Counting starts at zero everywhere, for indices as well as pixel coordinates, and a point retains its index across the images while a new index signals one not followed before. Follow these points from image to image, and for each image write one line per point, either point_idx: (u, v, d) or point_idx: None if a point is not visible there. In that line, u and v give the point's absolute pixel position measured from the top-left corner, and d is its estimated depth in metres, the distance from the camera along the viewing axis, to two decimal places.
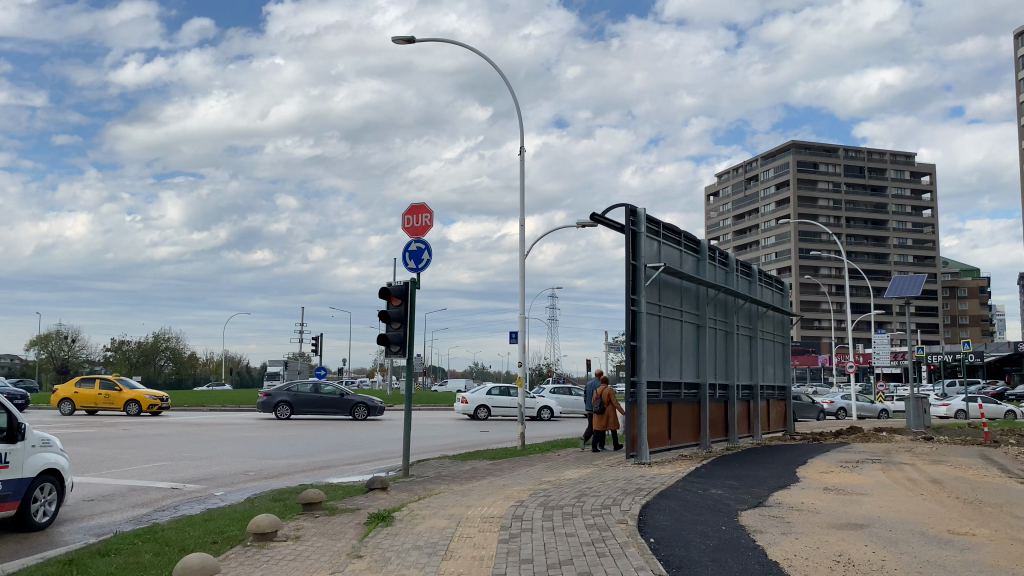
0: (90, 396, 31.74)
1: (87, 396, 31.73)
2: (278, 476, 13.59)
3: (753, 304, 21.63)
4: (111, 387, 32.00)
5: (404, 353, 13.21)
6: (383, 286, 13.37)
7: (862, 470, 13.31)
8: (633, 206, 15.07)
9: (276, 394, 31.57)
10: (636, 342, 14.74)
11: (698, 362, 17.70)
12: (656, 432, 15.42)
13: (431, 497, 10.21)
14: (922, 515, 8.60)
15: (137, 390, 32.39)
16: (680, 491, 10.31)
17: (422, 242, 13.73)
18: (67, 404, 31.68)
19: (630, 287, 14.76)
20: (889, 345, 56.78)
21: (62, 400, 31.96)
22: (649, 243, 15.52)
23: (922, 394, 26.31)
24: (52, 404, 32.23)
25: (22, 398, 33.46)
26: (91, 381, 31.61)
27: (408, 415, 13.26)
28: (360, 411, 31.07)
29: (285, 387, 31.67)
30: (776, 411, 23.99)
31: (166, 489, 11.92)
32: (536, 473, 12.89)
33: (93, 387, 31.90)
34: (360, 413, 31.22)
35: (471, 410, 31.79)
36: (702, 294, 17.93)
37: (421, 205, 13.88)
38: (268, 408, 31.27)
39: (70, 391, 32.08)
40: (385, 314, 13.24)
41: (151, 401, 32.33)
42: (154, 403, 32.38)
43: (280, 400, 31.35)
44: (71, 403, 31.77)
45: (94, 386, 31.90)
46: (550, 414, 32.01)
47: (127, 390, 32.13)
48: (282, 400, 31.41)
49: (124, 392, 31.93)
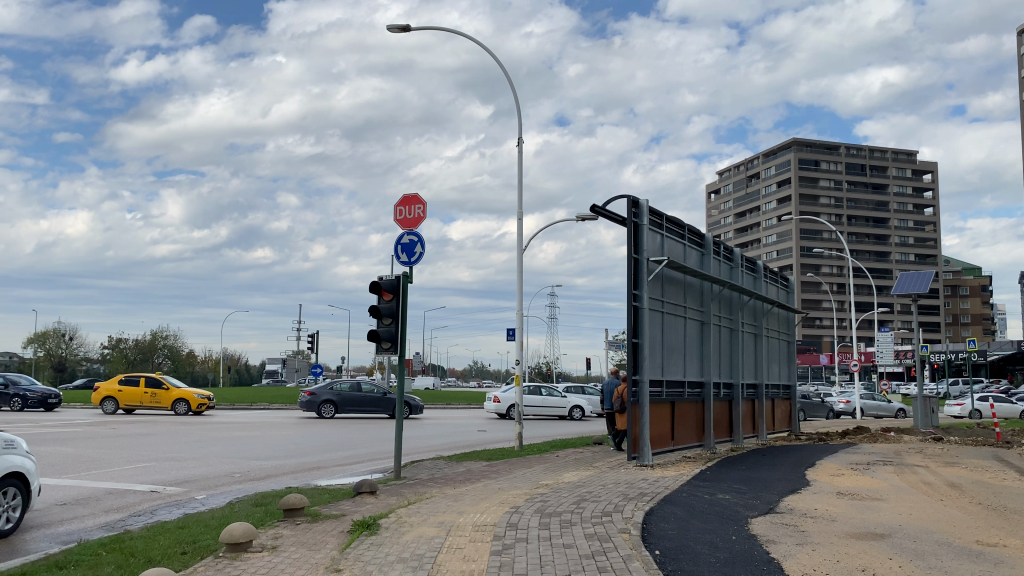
0: (135, 394, 31.54)
1: (132, 394, 31.54)
2: (265, 479, 13.03)
3: (758, 301, 21.05)
4: (157, 385, 31.78)
5: (395, 350, 12.60)
6: (374, 280, 12.80)
7: (875, 473, 12.75)
8: (635, 198, 14.49)
9: (319, 393, 31.05)
10: (638, 339, 14.17)
11: (702, 361, 17.13)
12: (660, 433, 14.88)
13: (421, 501, 9.67)
14: (946, 523, 8.03)
15: (183, 388, 32.15)
16: (686, 497, 9.76)
17: (415, 234, 13.17)
18: (111, 402, 31.53)
19: (632, 282, 14.21)
20: (892, 344, 56.17)
21: (106, 397, 31.77)
22: (652, 237, 14.95)
23: (930, 394, 25.72)
24: (94, 401, 31.97)
25: (54, 397, 32.93)
26: (137, 379, 31.37)
27: (400, 416, 12.64)
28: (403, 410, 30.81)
29: (327, 387, 31.20)
30: (782, 411, 23.43)
31: (145, 493, 11.36)
32: (533, 476, 12.34)
33: (138, 384, 31.64)
34: (402, 412, 31.10)
35: (505, 410, 31.19)
36: (706, 290, 17.37)
37: (413, 196, 13.32)
38: (311, 407, 30.79)
39: (114, 389, 31.91)
40: (376, 309, 12.67)
41: (198, 400, 32.15)
42: (202, 402, 32.25)
43: (323, 399, 30.85)
44: (115, 401, 31.60)
45: (140, 383, 31.66)
46: (582, 414, 31.67)
47: (175, 390, 31.96)
48: (325, 400, 30.90)
49: (171, 390, 31.66)
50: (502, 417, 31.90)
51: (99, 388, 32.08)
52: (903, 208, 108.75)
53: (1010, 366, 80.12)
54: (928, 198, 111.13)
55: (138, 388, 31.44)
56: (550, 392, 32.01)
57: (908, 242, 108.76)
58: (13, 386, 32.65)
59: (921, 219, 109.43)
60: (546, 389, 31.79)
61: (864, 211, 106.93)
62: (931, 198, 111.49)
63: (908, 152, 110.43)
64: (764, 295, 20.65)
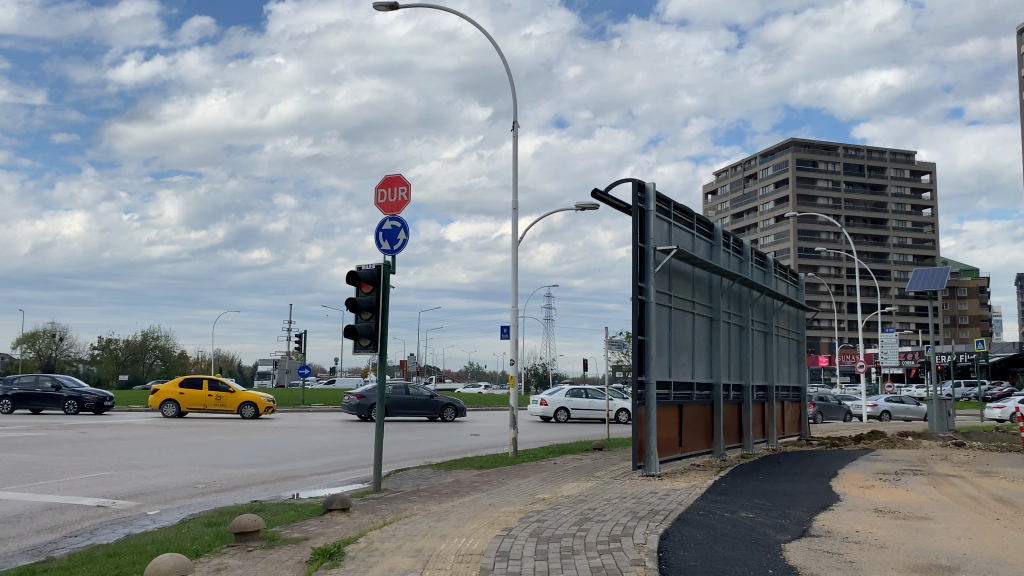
0: (198, 397, 30.41)
1: (194, 397, 30.37)
2: (231, 491, 11.77)
3: (768, 298, 19.80)
4: (221, 387, 30.75)
5: (376, 348, 11.31)
6: (352, 270, 11.51)
7: (908, 485, 11.44)
8: (640, 181, 13.21)
9: (369, 396, 29.82)
10: (643, 336, 12.88)
11: (711, 360, 15.87)
12: (666, 439, 13.56)
13: (400, 521, 8.39)
14: (1018, 551, 6.76)
15: (248, 392, 31.22)
16: (703, 516, 8.47)
17: (397, 219, 11.89)
18: (172, 405, 30.34)
19: (637, 273, 12.91)
20: (898, 344, 54.81)
21: (166, 399, 30.55)
22: (659, 224, 13.65)
23: (947, 395, 24.51)
24: (151, 404, 30.60)
25: (109, 400, 32.02)
26: (201, 382, 30.32)
27: (380, 421, 11.32)
28: (450, 412, 30.20)
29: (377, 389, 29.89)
30: (792, 414, 22.12)
31: (91, 509, 10.05)
32: (529, 488, 11.07)
33: (200, 387, 30.57)
34: (449, 413, 30.27)
35: (551, 413, 30.09)
36: (715, 285, 16.12)
37: (396, 177, 12.06)
38: (362, 411, 29.48)
39: (175, 391, 30.70)
40: (354, 302, 11.38)
41: (265, 404, 31.54)
42: (267, 405, 31.58)
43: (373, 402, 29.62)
44: (177, 404, 30.40)
45: (202, 387, 30.59)
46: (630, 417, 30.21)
47: (240, 392, 30.95)
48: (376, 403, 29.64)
49: (237, 394, 30.71)
50: (547, 420, 30.74)
51: (157, 390, 30.65)
52: (903, 209, 107.66)
53: (1012, 368, 78.94)
54: (927, 199, 110.12)
55: (201, 391, 30.32)
56: (596, 394, 30.47)
57: (907, 243, 107.71)
58: (62, 389, 31.16)
59: (920, 219, 108.39)
60: (592, 391, 30.32)
61: (864, 211, 105.86)
62: (931, 199, 110.42)
63: (908, 152, 109.28)
64: (775, 291, 19.41)
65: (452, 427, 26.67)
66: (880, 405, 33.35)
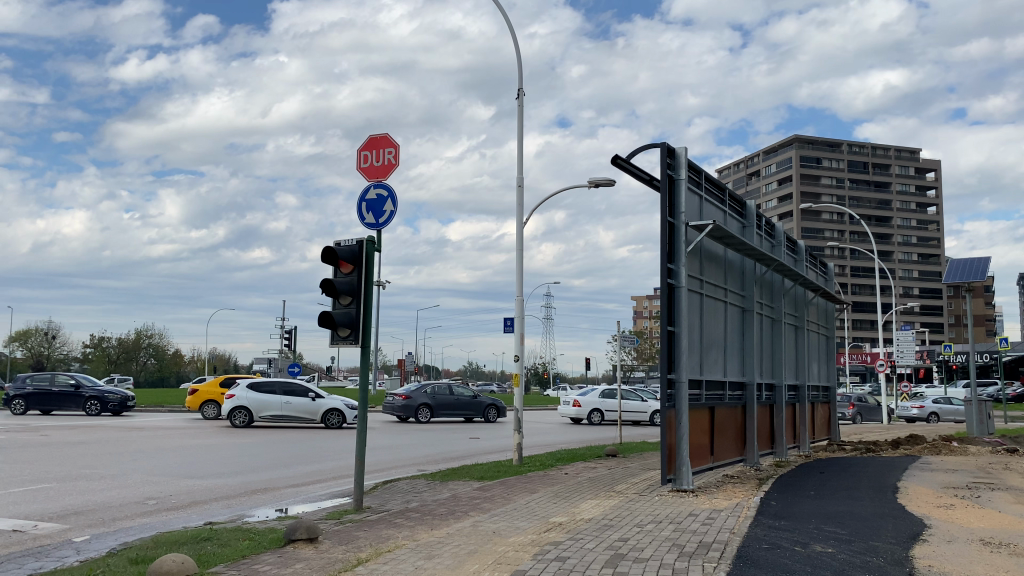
0: None
1: None
2: (185, 511, 9.96)
3: (800, 288, 17.94)
4: None
5: (358, 338, 9.42)
6: (328, 247, 9.64)
7: (993, 504, 9.55)
8: (670, 146, 11.34)
9: (413, 396, 27.99)
10: (673, 327, 11.04)
11: (743, 356, 14.02)
12: (698, 446, 11.71)
13: (378, 559, 6.48)
14: None
15: None
16: (771, 552, 6.54)
17: (384, 186, 10.02)
18: (214, 407, 28.89)
19: (667, 253, 11.03)
20: (915, 343, 52.64)
21: (207, 401, 29.09)
22: (690, 196, 11.76)
23: (986, 397, 22.65)
24: (189, 405, 29.07)
25: (131, 400, 31.49)
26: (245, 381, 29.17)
27: (362, 428, 9.44)
28: (495, 413, 28.90)
29: (423, 390, 28.15)
30: (822, 417, 20.24)
31: (3, 535, 8.18)
32: (540, 508, 9.17)
33: None
34: (493, 414, 28.87)
35: (584, 415, 28.10)
36: (746, 271, 14.31)
37: (383, 137, 10.20)
38: (405, 412, 27.70)
39: (214, 392, 29.32)
40: (331, 285, 9.51)
41: None
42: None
43: (418, 403, 27.84)
44: (219, 405, 28.95)
45: None
46: None
47: None
48: (421, 404, 27.89)
49: None
50: (579, 422, 28.80)
51: (195, 391, 29.30)
52: (909, 207, 105.70)
53: None
54: (932, 197, 108.24)
55: None
56: (629, 394, 28.63)
57: (912, 241, 105.73)
58: (83, 388, 30.54)
59: (926, 218, 106.44)
60: (628, 391, 28.46)
61: (870, 209, 103.85)
62: (935, 197, 108.55)
63: (913, 150, 107.42)
64: (809, 280, 17.56)
65: (461, 431, 24.73)
66: (929, 405, 31.78)
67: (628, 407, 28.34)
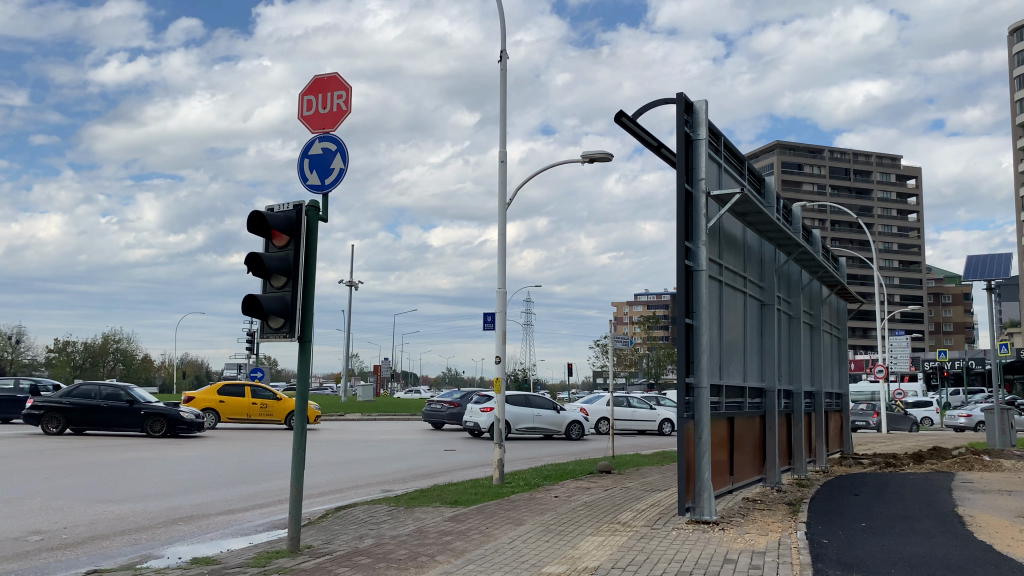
0: (241, 406, 26.88)
1: (236, 406, 26.79)
2: (71, 552, 7.74)
3: (814, 283, 15.99)
4: (265, 395, 27.13)
5: (294, 329, 7.29)
6: (256, 213, 7.49)
7: None
8: (687, 99, 9.36)
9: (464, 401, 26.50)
10: (691, 319, 9.02)
11: (763, 358, 12.04)
12: (717, 464, 9.69)
13: None
14: None
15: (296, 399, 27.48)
16: None
17: (331, 139, 7.89)
18: (211, 416, 26.60)
19: (683, 229, 9.04)
20: (906, 349, 51.04)
21: (204, 409, 26.72)
22: (708, 163, 9.75)
23: (1008, 406, 20.82)
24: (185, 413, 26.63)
25: None
26: (244, 389, 26.77)
27: (300, 447, 7.28)
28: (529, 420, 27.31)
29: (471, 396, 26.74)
30: (835, 427, 18.26)
31: None
32: (528, 550, 7.06)
33: (242, 395, 26.97)
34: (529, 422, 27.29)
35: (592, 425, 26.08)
36: (764, 258, 12.36)
37: (331, 78, 8.10)
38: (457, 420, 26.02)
39: (212, 400, 26.87)
40: (258, 260, 7.36)
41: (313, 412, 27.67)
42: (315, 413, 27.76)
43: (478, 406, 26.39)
44: (215, 413, 26.70)
45: (244, 395, 26.97)
46: None
47: (286, 399, 27.10)
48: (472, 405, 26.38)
49: (283, 402, 27.09)
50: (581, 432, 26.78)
51: (190, 398, 26.72)
52: (890, 213, 104.97)
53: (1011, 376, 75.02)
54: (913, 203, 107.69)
55: (245, 398, 26.75)
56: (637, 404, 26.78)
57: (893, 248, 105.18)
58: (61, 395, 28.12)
59: (907, 224, 105.90)
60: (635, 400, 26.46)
61: None
62: (915, 204, 108.13)
63: (893, 157, 106.57)
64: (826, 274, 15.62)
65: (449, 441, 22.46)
66: (977, 414, 30.45)
67: (636, 415, 26.41)
